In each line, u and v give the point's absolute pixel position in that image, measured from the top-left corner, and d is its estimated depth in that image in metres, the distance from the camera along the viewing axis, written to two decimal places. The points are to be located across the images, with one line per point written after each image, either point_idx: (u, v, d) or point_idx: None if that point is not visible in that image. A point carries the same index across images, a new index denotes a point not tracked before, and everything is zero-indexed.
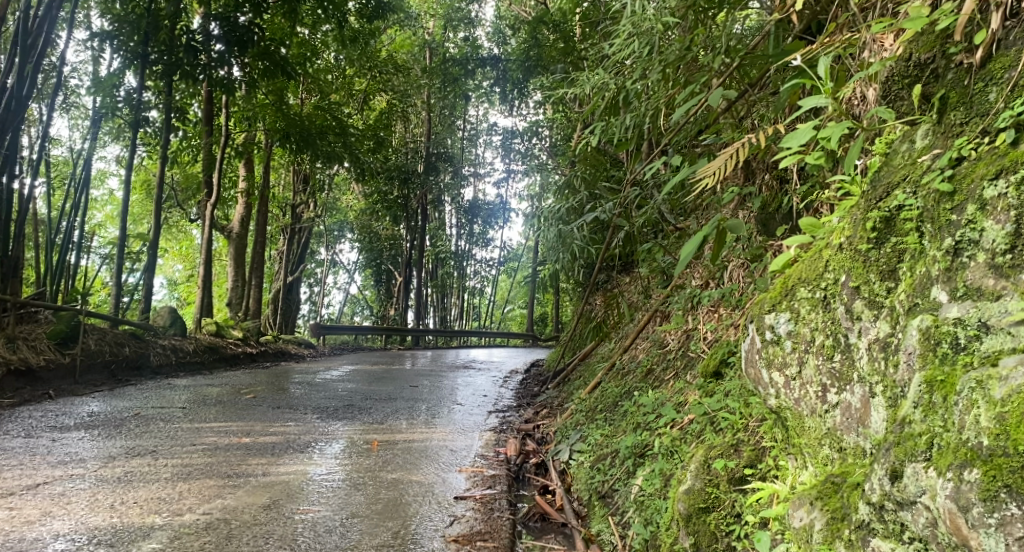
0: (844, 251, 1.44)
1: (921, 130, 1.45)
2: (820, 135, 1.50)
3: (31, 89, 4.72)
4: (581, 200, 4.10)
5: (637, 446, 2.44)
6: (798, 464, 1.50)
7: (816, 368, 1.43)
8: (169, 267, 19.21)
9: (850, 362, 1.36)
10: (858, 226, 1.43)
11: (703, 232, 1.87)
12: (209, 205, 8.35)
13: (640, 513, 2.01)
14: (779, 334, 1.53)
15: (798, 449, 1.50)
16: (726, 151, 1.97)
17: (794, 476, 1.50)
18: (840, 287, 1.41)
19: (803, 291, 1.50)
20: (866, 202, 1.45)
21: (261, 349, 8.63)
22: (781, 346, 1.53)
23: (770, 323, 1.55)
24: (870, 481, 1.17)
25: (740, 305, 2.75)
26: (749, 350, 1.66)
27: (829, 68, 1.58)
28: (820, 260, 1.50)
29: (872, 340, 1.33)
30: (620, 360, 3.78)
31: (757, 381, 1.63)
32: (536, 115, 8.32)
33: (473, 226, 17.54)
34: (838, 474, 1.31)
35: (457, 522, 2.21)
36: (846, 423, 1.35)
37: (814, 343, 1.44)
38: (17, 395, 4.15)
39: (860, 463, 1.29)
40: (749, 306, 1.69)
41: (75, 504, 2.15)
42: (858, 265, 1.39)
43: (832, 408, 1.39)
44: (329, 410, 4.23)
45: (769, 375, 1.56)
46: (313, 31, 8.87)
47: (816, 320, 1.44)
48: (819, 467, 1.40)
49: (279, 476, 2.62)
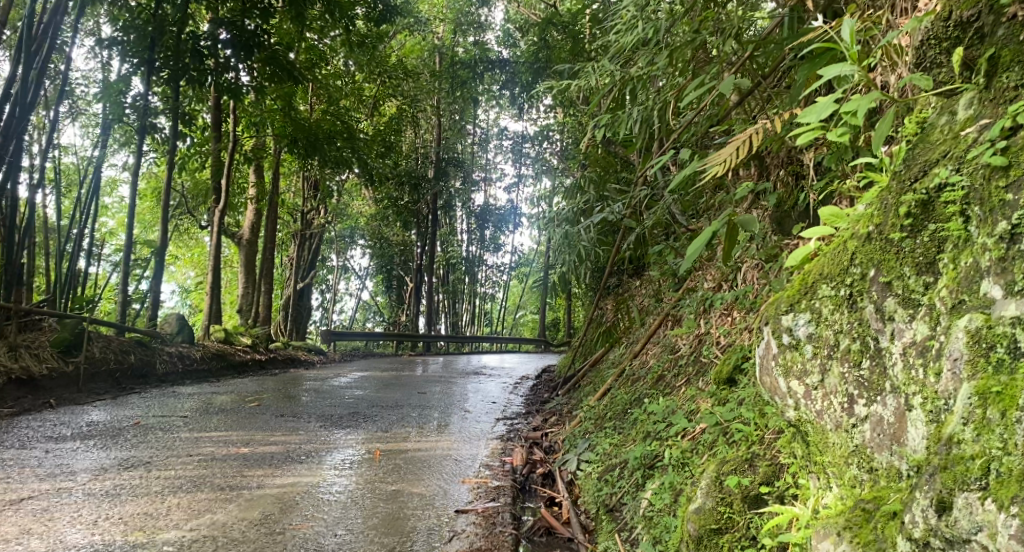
0: (873, 242, 1.31)
1: (965, 99, 1.32)
2: (843, 108, 1.37)
3: (38, 96, 4.68)
4: (590, 202, 4.00)
5: (646, 457, 2.31)
6: (820, 484, 1.38)
7: (841, 376, 1.30)
8: (182, 274, 19.34)
9: (881, 370, 1.24)
10: (890, 213, 1.30)
11: (713, 228, 1.74)
12: (218, 211, 8.30)
13: (648, 530, 1.89)
14: (798, 337, 1.40)
15: (821, 468, 1.38)
16: (737, 138, 1.86)
17: (817, 498, 1.38)
18: (869, 283, 1.29)
19: (825, 289, 1.37)
20: (900, 184, 1.31)
21: (270, 356, 8.54)
22: (800, 352, 1.40)
23: (788, 325, 1.43)
24: (910, 512, 1.05)
25: (754, 308, 2.63)
26: (764, 356, 1.52)
27: (855, 31, 1.44)
28: (844, 253, 1.37)
29: (907, 343, 1.20)
30: (629, 366, 3.65)
31: (773, 391, 1.50)
32: (546, 118, 8.21)
33: (484, 231, 17.44)
34: (867, 498, 1.19)
35: (457, 538, 2.09)
36: (878, 439, 1.22)
37: (839, 347, 1.31)
38: (17, 405, 4.09)
39: (896, 486, 1.16)
40: (764, 306, 1.57)
41: (57, 520, 2.07)
42: (889, 258, 1.26)
43: (860, 421, 1.26)
44: (333, 418, 4.13)
45: (787, 384, 1.43)
46: (321, 36, 8.85)
47: (841, 322, 1.32)
48: (846, 489, 1.28)
49: (275, 489, 2.52)
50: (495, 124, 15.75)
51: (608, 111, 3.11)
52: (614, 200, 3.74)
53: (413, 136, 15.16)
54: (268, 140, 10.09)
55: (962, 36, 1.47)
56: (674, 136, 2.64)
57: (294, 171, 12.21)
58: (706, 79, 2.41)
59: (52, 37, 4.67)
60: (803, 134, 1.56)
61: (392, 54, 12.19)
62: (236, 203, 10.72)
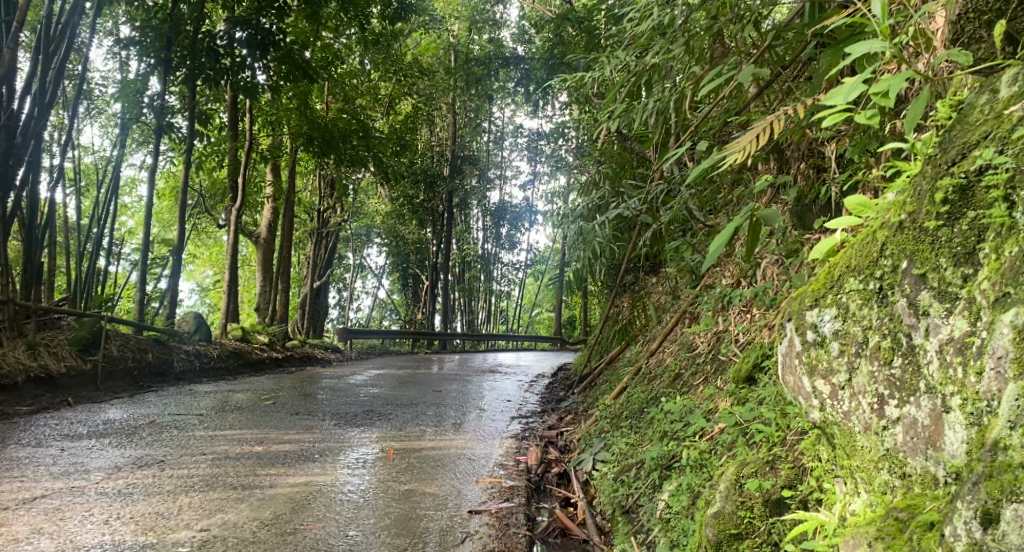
0: (906, 231, 1.24)
1: (1008, 75, 1.23)
2: (873, 88, 1.30)
3: (55, 96, 4.69)
4: (605, 197, 3.94)
5: (663, 457, 2.26)
6: (848, 489, 1.33)
7: (870, 376, 1.25)
8: (200, 273, 19.50)
9: (915, 369, 1.17)
10: (924, 199, 1.22)
11: (735, 222, 1.67)
12: (235, 210, 8.34)
13: (665, 533, 1.84)
14: (824, 334, 1.34)
15: (848, 472, 1.33)
16: (756, 128, 1.79)
17: (844, 504, 1.33)
18: (901, 275, 1.22)
19: (853, 282, 1.31)
20: (936, 168, 1.23)
21: (286, 354, 8.57)
22: (825, 349, 1.34)
23: (812, 321, 1.37)
24: (952, 523, 0.99)
25: (775, 304, 2.57)
26: (787, 354, 1.46)
27: (886, 6, 1.37)
28: (873, 244, 1.30)
29: (944, 340, 1.13)
30: (646, 364, 3.60)
31: (798, 391, 1.44)
32: (561, 114, 8.13)
33: (500, 229, 17.39)
34: (899, 507, 1.13)
35: (470, 539, 2.06)
36: (911, 443, 1.17)
37: (869, 344, 1.25)
38: (36, 402, 4.13)
39: (932, 494, 1.10)
40: (787, 302, 1.51)
41: (68, 520, 2.07)
42: (925, 249, 1.19)
43: (892, 424, 1.20)
44: (347, 416, 4.12)
45: (811, 383, 1.37)
46: (337, 34, 8.83)
47: (870, 318, 1.26)
48: (876, 495, 1.22)
49: (288, 489, 2.50)
50: (511, 121, 15.68)
51: (624, 105, 3.05)
52: (630, 196, 3.69)
53: (429, 134, 15.15)
54: (285, 139, 10.14)
55: (1005, 8, 1.47)
56: (691, 128, 2.57)
57: (310, 170, 12.25)
58: (725, 68, 2.33)
59: (70, 36, 4.70)
60: (830, 116, 1.48)
61: (407, 53, 12.20)
62: (253, 202, 10.77)
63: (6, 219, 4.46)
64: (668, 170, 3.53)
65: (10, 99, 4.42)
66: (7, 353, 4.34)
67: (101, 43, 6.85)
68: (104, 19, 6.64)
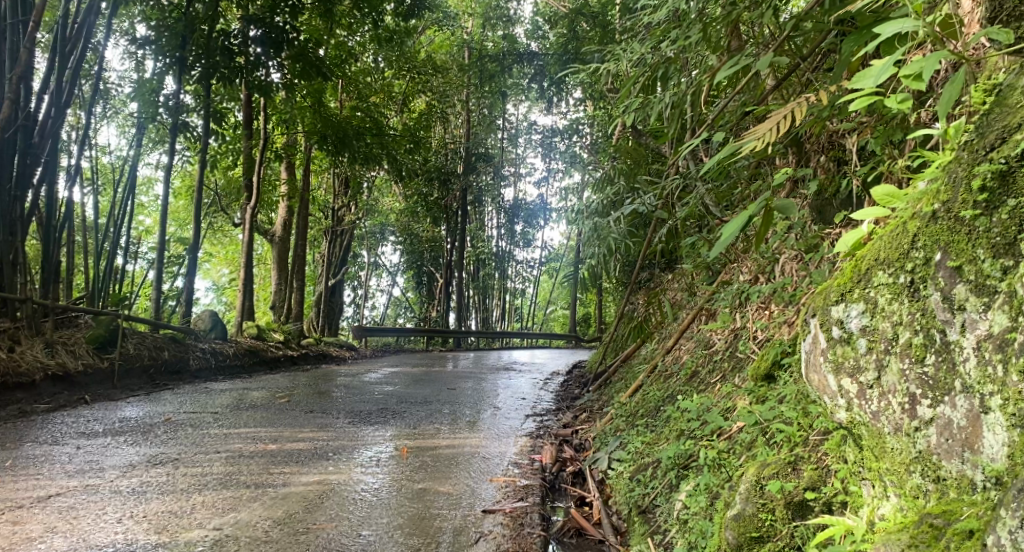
0: (940, 222, 1.19)
1: None
2: (903, 70, 1.24)
3: (71, 97, 4.74)
4: (620, 193, 3.90)
5: (679, 456, 2.22)
6: (877, 493, 1.29)
7: (901, 374, 1.20)
8: (216, 272, 19.66)
9: (949, 366, 1.13)
10: (961, 187, 1.17)
11: (748, 211, 1.61)
12: (250, 208, 8.38)
13: (682, 534, 1.80)
14: (851, 331, 1.30)
15: (877, 475, 1.28)
16: (776, 114, 1.75)
17: (872, 508, 1.29)
18: (935, 268, 1.17)
19: (881, 276, 1.27)
20: (971, 155, 1.18)
21: (302, 352, 8.59)
22: (852, 346, 1.30)
23: (838, 317, 1.33)
24: (995, 531, 0.95)
25: (794, 301, 2.52)
26: (811, 352, 1.42)
27: None
28: (904, 235, 1.25)
29: (982, 336, 1.08)
30: (662, 362, 3.55)
31: (822, 391, 1.40)
32: (576, 109, 8.07)
33: (514, 226, 17.34)
34: (933, 512, 1.09)
35: (484, 539, 2.03)
36: (947, 446, 1.12)
37: (899, 341, 1.21)
38: (54, 400, 4.18)
39: (969, 499, 1.06)
40: (811, 297, 1.47)
41: (82, 518, 2.10)
42: (960, 239, 1.14)
43: (926, 425, 1.15)
44: (361, 415, 4.11)
45: (838, 382, 1.33)
46: (351, 32, 8.84)
47: (900, 313, 1.22)
48: (908, 500, 1.18)
49: (301, 487, 2.50)
50: (524, 118, 15.62)
51: (638, 99, 3.02)
52: (644, 191, 3.64)
53: (443, 131, 15.14)
54: (299, 137, 10.17)
55: None
56: (707, 121, 2.52)
57: (325, 168, 12.31)
58: (743, 58, 2.28)
59: (87, 36, 4.72)
60: (858, 100, 1.43)
61: (421, 50, 12.20)
62: (269, 201, 10.83)
63: (23, 219, 4.49)
64: (684, 165, 3.49)
65: (28, 100, 4.48)
66: (25, 351, 4.39)
67: (117, 43, 6.92)
68: (120, 19, 6.72)
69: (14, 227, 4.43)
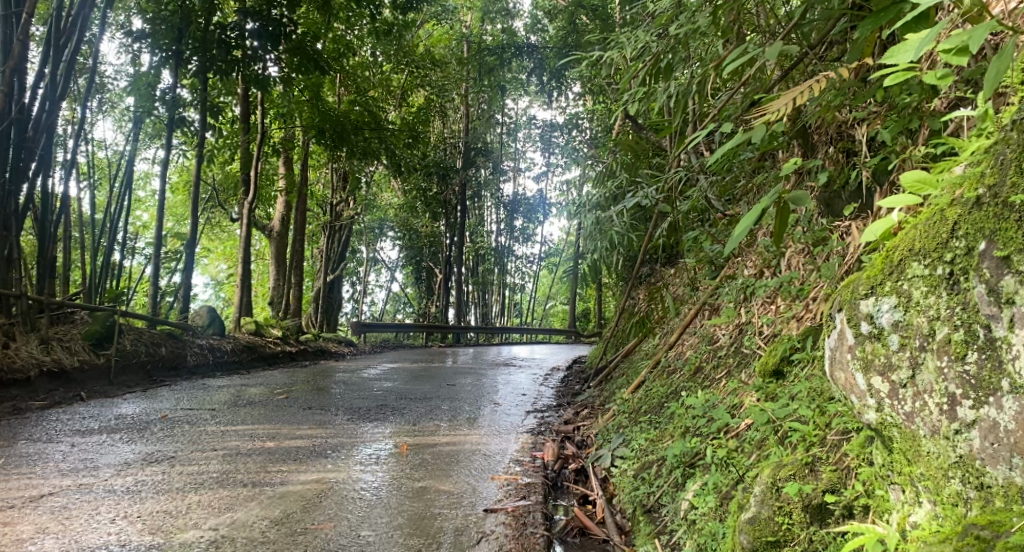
0: (984, 208, 1.11)
1: None
2: (943, 45, 1.14)
3: (66, 91, 4.67)
4: (621, 186, 3.86)
5: (685, 454, 2.17)
6: (907, 499, 1.23)
7: (938, 372, 1.12)
8: (214, 267, 19.59)
9: (995, 365, 1.05)
10: (1008, 170, 1.09)
11: (762, 204, 1.55)
12: (247, 203, 8.32)
13: (691, 535, 1.76)
14: (882, 326, 1.22)
15: (908, 480, 1.23)
16: (790, 92, 1.67)
17: (903, 515, 1.23)
18: (979, 257, 1.08)
19: (916, 267, 1.19)
20: (1020, 136, 1.09)
21: (300, 348, 8.54)
22: (883, 342, 1.22)
23: (868, 311, 1.25)
24: None
25: (802, 295, 2.47)
26: (836, 348, 1.34)
27: None
28: (944, 224, 1.17)
29: None
30: (665, 357, 3.50)
31: (850, 390, 1.32)
32: (576, 103, 8.03)
33: (513, 220, 17.30)
34: (978, 522, 1.04)
35: (486, 539, 1.98)
36: (992, 450, 1.05)
37: (937, 337, 1.13)
38: (50, 397, 4.14)
39: (1019, 510, 1.00)
40: (836, 292, 1.40)
41: (75, 519, 2.05)
42: (1008, 225, 1.05)
43: (967, 428, 1.08)
44: (361, 411, 4.06)
45: (868, 381, 1.26)
46: (349, 25, 8.77)
47: (938, 307, 1.14)
48: (946, 509, 1.12)
49: (297, 486, 2.44)
50: (523, 113, 15.58)
51: (641, 89, 2.97)
52: (646, 185, 3.58)
53: (442, 125, 15.08)
54: (297, 132, 10.14)
55: None
56: (713, 113, 2.46)
57: (323, 163, 12.26)
58: (749, 48, 2.22)
59: (81, 29, 4.65)
60: (893, 77, 1.38)
61: (419, 43, 12.13)
62: (267, 196, 10.77)
63: (19, 215, 4.42)
64: (686, 158, 3.44)
65: (22, 93, 4.40)
66: (20, 348, 4.34)
67: (113, 37, 6.87)
68: (115, 12, 6.66)
69: (9, 222, 4.36)
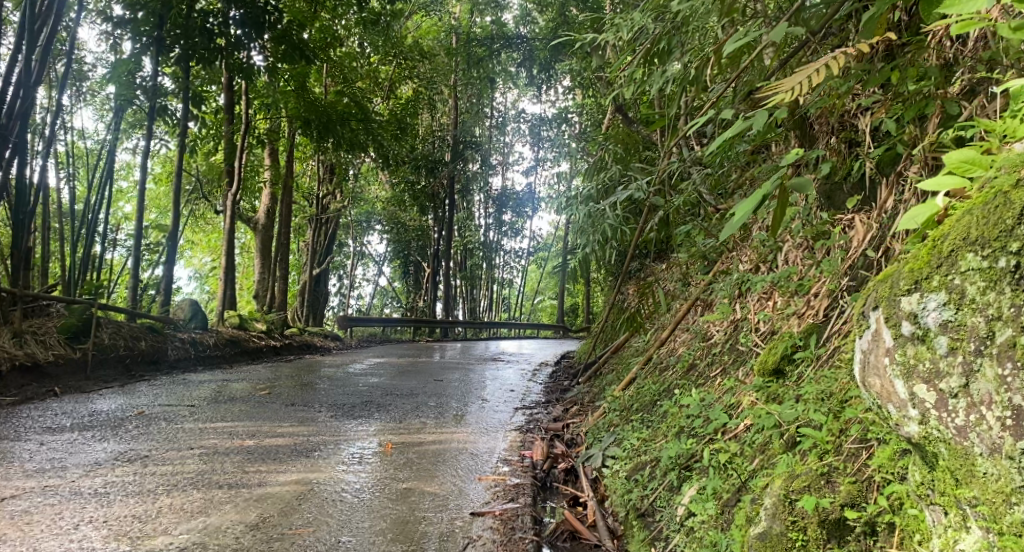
0: None
1: None
2: None
3: (40, 77, 4.48)
4: (612, 177, 3.75)
5: (680, 456, 2.07)
6: (950, 522, 1.11)
7: (999, 379, 1.01)
8: (198, 260, 19.33)
9: None
10: None
11: (764, 189, 1.45)
12: (231, 194, 8.15)
13: (690, 544, 1.66)
14: (927, 327, 1.11)
15: (951, 500, 1.11)
16: (806, 68, 1.51)
17: (947, 541, 1.12)
18: None
19: (971, 259, 1.08)
20: None
21: (285, 342, 8.40)
22: (928, 346, 1.10)
23: (911, 309, 1.14)
24: None
25: (802, 290, 2.37)
26: (866, 352, 1.23)
27: None
28: (1005, 210, 1.07)
29: None
30: (657, 354, 3.41)
31: (883, 398, 1.20)
32: (566, 96, 7.92)
33: (502, 215, 17.19)
34: None
35: (473, 545, 1.88)
36: None
37: (999, 339, 1.02)
38: (21, 393, 3.97)
39: None
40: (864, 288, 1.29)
41: (35, 525, 1.92)
42: None
43: None
44: (344, 407, 3.95)
45: (908, 389, 1.13)
46: (336, 15, 8.59)
47: (998, 303, 1.03)
48: (1003, 536, 1.01)
49: (275, 488, 2.32)
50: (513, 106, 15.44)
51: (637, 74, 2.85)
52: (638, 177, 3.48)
53: (430, 118, 14.93)
54: (283, 123, 9.92)
55: None
56: (714, 97, 2.33)
57: (309, 154, 12.08)
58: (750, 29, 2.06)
59: (57, 13, 4.48)
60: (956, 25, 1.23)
61: (408, 34, 11.95)
62: (251, 188, 10.59)
63: None
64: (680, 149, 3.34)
65: None
66: None
67: (94, 23, 6.66)
68: None
69: None
